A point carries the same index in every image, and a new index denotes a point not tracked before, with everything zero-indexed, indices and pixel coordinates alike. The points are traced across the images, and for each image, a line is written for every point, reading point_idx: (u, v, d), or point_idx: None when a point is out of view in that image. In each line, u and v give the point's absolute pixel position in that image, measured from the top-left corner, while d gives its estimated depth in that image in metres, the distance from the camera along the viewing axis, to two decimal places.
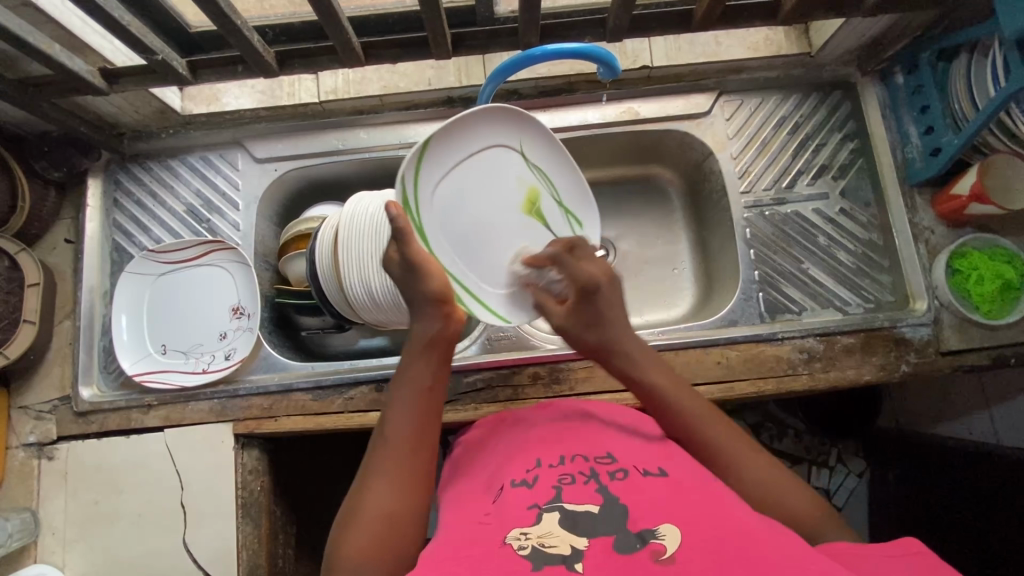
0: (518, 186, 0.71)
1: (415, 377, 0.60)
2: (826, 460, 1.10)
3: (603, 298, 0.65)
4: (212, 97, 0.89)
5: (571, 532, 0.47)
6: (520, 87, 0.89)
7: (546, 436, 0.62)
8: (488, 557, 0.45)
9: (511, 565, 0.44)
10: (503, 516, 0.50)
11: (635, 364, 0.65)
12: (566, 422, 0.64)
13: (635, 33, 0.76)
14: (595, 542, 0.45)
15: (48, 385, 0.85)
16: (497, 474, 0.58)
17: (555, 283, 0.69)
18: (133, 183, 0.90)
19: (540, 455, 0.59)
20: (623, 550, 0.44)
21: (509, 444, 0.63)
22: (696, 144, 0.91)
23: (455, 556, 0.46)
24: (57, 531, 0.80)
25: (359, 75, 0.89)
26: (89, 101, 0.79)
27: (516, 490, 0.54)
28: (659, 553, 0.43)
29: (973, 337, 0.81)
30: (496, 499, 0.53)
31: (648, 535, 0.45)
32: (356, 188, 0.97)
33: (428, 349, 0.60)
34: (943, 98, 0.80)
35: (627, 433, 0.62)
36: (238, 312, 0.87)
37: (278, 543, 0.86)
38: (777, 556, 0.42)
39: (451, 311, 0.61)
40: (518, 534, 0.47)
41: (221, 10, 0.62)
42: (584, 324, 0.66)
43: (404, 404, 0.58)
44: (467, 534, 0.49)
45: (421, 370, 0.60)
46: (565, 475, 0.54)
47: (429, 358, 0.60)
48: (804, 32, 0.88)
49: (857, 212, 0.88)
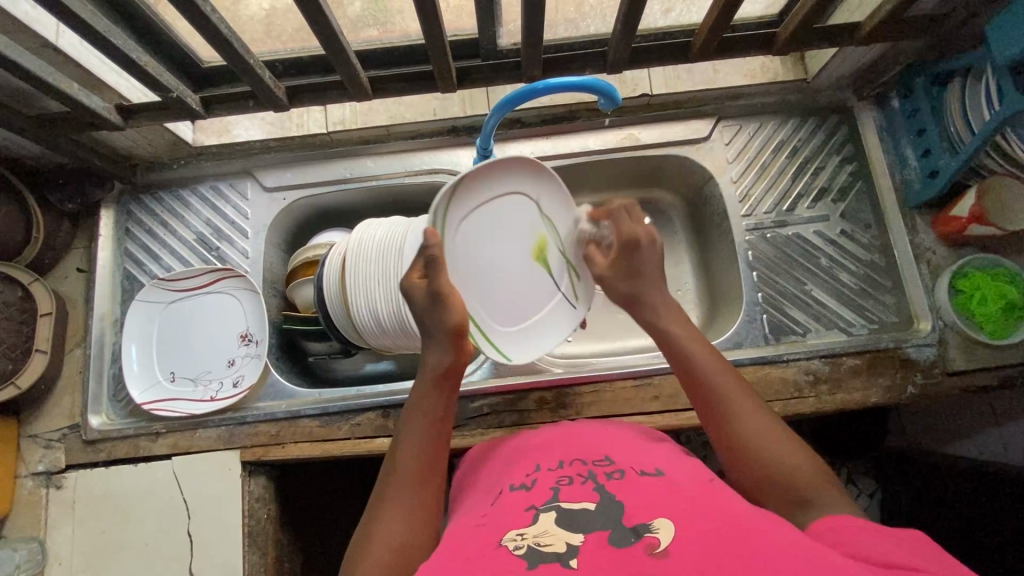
0: (530, 234, 0.73)
1: (427, 405, 0.61)
2: (836, 480, 1.06)
3: (642, 257, 0.67)
4: (223, 129, 0.92)
5: (566, 530, 0.46)
6: (522, 115, 0.92)
7: (549, 444, 0.61)
8: (485, 557, 0.44)
9: (506, 563, 0.43)
10: (500, 517, 0.50)
11: (660, 314, 0.65)
12: (566, 429, 0.64)
13: (635, 65, 0.79)
14: (590, 537, 0.44)
15: (58, 414, 0.86)
16: (499, 481, 0.57)
17: (604, 238, 0.73)
18: (145, 214, 0.92)
19: (540, 460, 0.58)
20: (616, 545, 0.43)
21: (513, 451, 0.63)
22: (697, 169, 0.93)
23: (451, 560, 0.45)
24: (65, 560, 0.80)
25: (366, 106, 0.92)
26: (105, 135, 0.81)
27: (515, 493, 0.53)
28: (654, 546, 0.42)
29: (978, 356, 0.81)
30: (496, 502, 0.53)
31: (643, 529, 0.44)
32: (364, 215, 0.99)
33: (440, 381, 0.61)
34: (939, 122, 0.81)
35: (630, 437, 0.62)
36: (246, 338, 0.88)
37: (284, 570, 0.85)
38: (769, 543, 0.41)
39: (464, 344, 0.62)
40: (515, 535, 0.46)
41: (235, 50, 0.65)
42: (620, 275, 0.68)
43: (415, 431, 0.60)
44: (466, 537, 0.48)
45: (433, 401, 0.61)
46: (563, 477, 0.53)
47: (441, 387, 0.61)
48: (800, 59, 0.91)
49: (858, 234, 0.89)
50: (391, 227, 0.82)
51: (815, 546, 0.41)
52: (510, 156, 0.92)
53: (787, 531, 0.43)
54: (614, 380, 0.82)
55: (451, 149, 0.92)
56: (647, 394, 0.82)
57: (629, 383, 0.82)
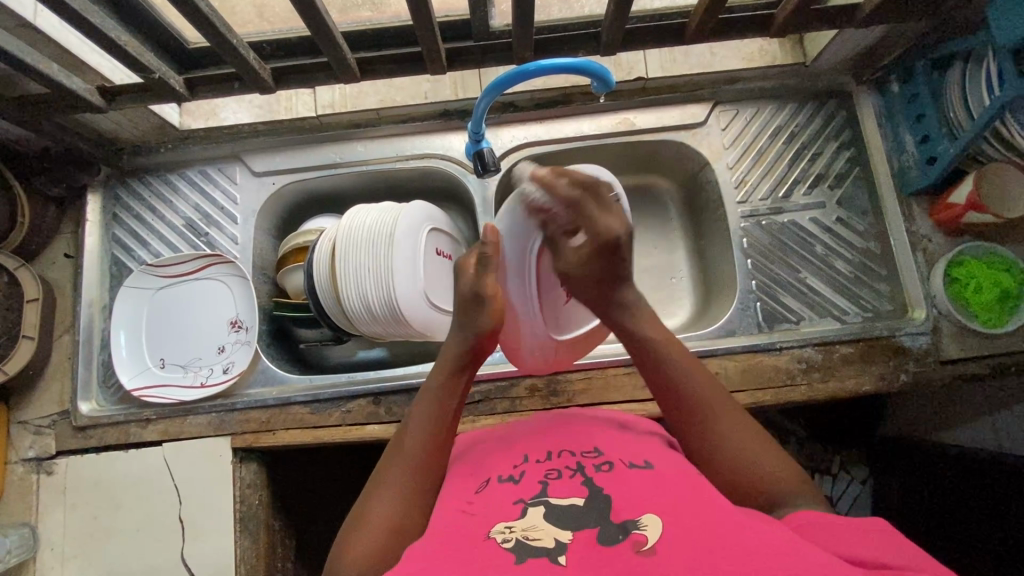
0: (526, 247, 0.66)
1: (442, 393, 0.62)
2: (829, 467, 1.09)
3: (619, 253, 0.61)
4: (211, 112, 0.89)
5: (554, 526, 0.45)
6: (516, 99, 0.90)
7: (536, 432, 0.60)
8: (472, 551, 0.44)
9: (494, 559, 0.42)
10: (486, 511, 0.49)
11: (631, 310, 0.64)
12: (556, 417, 0.64)
13: (629, 46, 0.77)
14: (579, 535, 0.44)
15: (48, 400, 0.85)
16: (484, 468, 0.57)
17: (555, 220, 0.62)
18: (133, 198, 0.90)
19: (528, 450, 0.57)
20: (605, 543, 0.43)
21: (499, 439, 0.62)
22: (693, 154, 0.91)
23: (436, 555, 0.44)
24: (57, 546, 0.80)
25: (356, 89, 0.90)
26: (90, 118, 0.80)
27: (502, 486, 0.52)
28: (641, 544, 0.41)
29: (972, 345, 0.81)
30: (482, 492, 0.52)
31: (631, 525, 0.44)
32: (355, 200, 0.98)
33: (457, 370, 0.64)
34: (938, 108, 0.79)
35: (617, 428, 0.61)
36: (236, 325, 0.87)
37: (277, 555, 0.86)
38: (756, 541, 0.40)
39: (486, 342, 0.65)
40: (503, 528, 0.46)
41: (216, 28, 0.62)
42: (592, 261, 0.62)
43: (421, 415, 0.61)
44: (453, 530, 0.47)
45: (443, 390, 0.62)
46: (551, 470, 0.52)
47: (458, 377, 0.64)
48: (798, 42, 0.88)
49: (855, 221, 0.88)
50: (381, 214, 0.81)
51: (806, 545, 0.41)
52: (503, 141, 0.90)
53: (777, 531, 0.42)
54: (606, 366, 0.82)
55: (442, 133, 0.91)
56: (639, 381, 0.81)
57: (622, 370, 0.82)
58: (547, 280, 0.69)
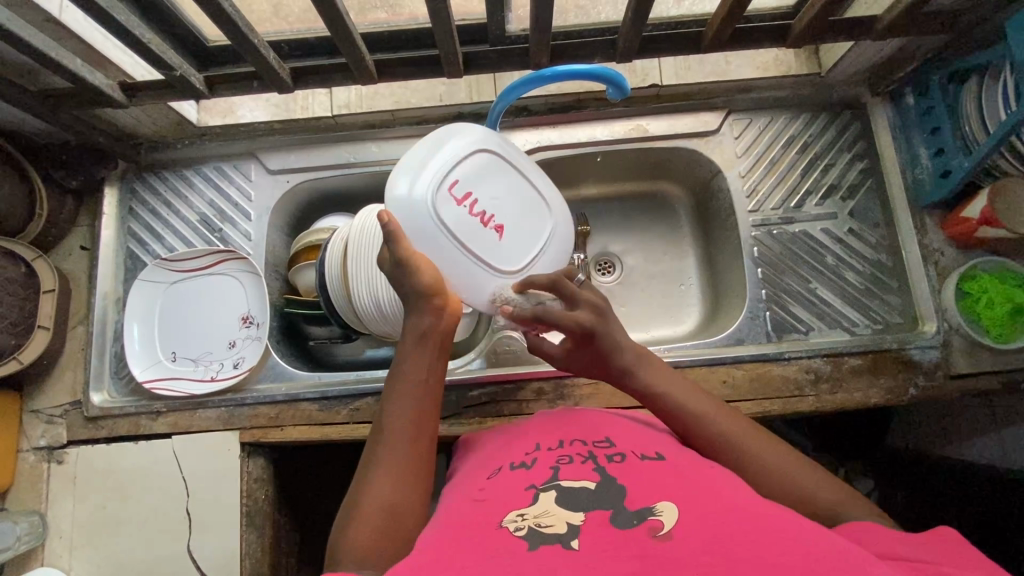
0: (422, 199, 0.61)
1: (412, 370, 0.58)
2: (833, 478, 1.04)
3: (603, 342, 0.61)
4: (228, 110, 0.91)
5: (566, 510, 0.45)
6: (530, 103, 0.91)
7: (551, 424, 0.61)
8: (486, 536, 0.43)
9: (507, 542, 0.42)
10: (500, 496, 0.49)
11: (640, 367, 0.61)
12: (569, 412, 0.63)
13: (645, 54, 0.77)
14: (592, 516, 0.44)
15: (61, 391, 0.86)
16: (498, 458, 0.57)
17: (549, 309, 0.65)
18: (149, 193, 0.91)
19: (540, 440, 0.57)
20: (619, 525, 0.43)
21: (511, 432, 0.62)
22: (705, 162, 0.92)
23: (450, 539, 0.44)
24: (65, 535, 0.81)
25: (372, 90, 0.92)
26: (112, 114, 0.81)
27: (514, 472, 0.52)
28: (657, 529, 0.41)
29: (982, 361, 0.81)
30: (495, 479, 0.52)
31: (647, 512, 0.43)
32: (368, 200, 0.98)
33: (422, 343, 0.59)
34: (953, 121, 0.79)
35: (631, 424, 0.60)
36: (247, 320, 0.88)
37: (282, 549, 0.87)
38: (771, 528, 0.40)
39: (444, 306, 0.59)
40: (515, 516, 0.45)
41: (239, 29, 0.63)
42: (585, 359, 0.64)
43: (396, 396, 0.57)
44: (465, 515, 0.47)
45: (415, 366, 0.58)
46: (563, 457, 0.53)
47: (424, 350, 0.59)
48: (814, 53, 0.89)
49: (866, 233, 0.88)
50: None
51: (822, 531, 0.41)
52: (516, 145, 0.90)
53: (792, 518, 0.42)
54: None
55: None
56: None
57: None
58: (471, 229, 0.63)
